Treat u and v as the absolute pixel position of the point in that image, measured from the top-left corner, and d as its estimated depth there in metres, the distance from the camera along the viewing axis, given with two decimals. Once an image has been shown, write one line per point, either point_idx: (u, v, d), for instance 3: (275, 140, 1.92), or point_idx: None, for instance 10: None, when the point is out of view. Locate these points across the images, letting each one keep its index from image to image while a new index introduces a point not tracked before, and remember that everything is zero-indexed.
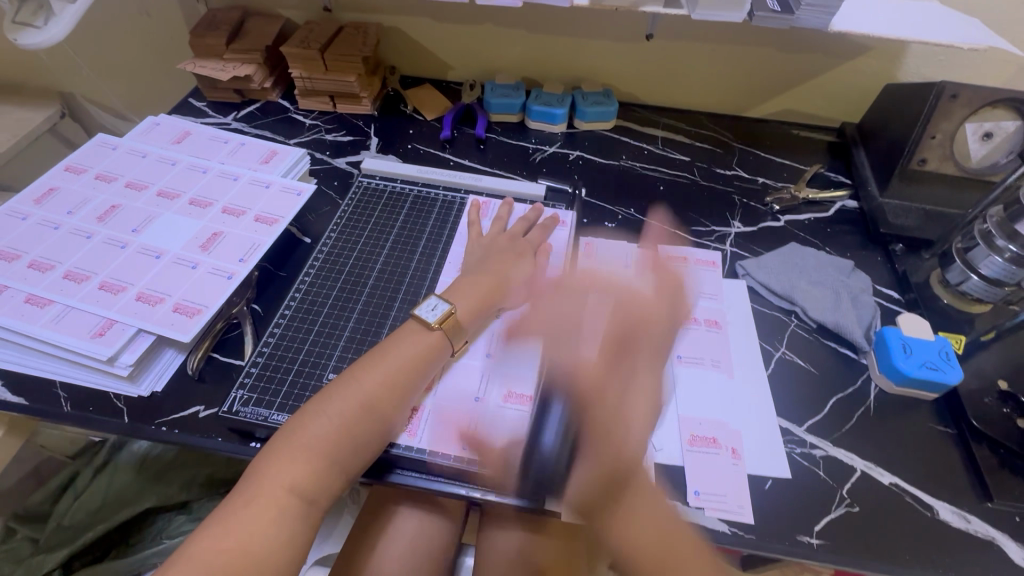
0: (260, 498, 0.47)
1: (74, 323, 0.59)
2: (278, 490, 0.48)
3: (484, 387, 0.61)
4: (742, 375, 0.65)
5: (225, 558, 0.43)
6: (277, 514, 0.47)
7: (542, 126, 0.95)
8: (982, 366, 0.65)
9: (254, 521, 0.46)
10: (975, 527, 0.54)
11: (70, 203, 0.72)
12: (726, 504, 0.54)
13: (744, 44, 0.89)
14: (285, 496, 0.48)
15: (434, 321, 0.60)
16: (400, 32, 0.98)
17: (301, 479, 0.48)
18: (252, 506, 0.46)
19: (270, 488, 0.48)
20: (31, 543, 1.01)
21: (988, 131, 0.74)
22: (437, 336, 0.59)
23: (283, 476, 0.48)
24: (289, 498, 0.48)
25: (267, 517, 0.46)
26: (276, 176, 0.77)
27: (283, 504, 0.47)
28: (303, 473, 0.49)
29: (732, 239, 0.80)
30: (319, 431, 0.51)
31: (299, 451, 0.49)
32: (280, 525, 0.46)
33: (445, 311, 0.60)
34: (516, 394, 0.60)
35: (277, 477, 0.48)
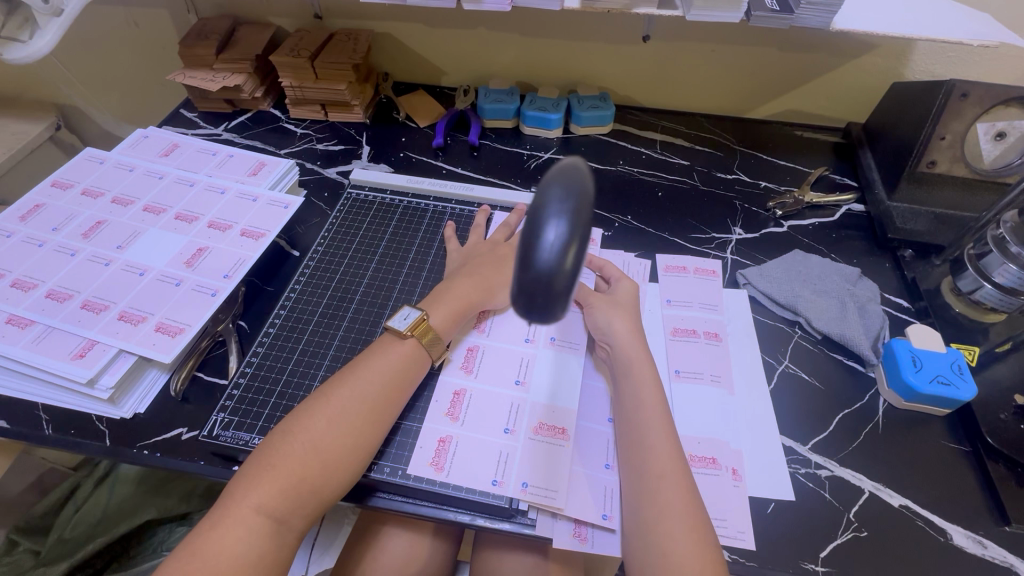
0: (227, 518, 0.45)
1: (54, 344, 0.58)
2: (245, 510, 0.46)
3: (489, 412, 0.58)
4: (743, 392, 0.62)
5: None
6: (245, 535, 0.45)
7: (537, 131, 0.93)
8: (998, 379, 0.62)
9: (220, 542, 0.44)
10: (992, 553, 0.51)
11: (56, 219, 0.71)
12: (727, 529, 0.52)
13: (744, 43, 0.86)
14: (251, 516, 0.46)
15: (406, 329, 0.58)
16: (392, 38, 0.96)
17: (267, 499, 0.46)
18: (219, 527, 0.45)
19: (237, 508, 0.46)
20: (32, 556, 0.99)
21: (1000, 131, 0.71)
22: (410, 344, 0.57)
23: (252, 495, 0.46)
24: (256, 519, 0.46)
25: (235, 536, 0.45)
26: (264, 188, 0.76)
27: (250, 524, 0.45)
28: (269, 493, 0.46)
29: (733, 246, 0.77)
30: (289, 450, 0.49)
31: (269, 469, 0.48)
32: (244, 546, 0.44)
33: (416, 318, 0.59)
34: (548, 426, 0.56)
35: (244, 497, 0.46)
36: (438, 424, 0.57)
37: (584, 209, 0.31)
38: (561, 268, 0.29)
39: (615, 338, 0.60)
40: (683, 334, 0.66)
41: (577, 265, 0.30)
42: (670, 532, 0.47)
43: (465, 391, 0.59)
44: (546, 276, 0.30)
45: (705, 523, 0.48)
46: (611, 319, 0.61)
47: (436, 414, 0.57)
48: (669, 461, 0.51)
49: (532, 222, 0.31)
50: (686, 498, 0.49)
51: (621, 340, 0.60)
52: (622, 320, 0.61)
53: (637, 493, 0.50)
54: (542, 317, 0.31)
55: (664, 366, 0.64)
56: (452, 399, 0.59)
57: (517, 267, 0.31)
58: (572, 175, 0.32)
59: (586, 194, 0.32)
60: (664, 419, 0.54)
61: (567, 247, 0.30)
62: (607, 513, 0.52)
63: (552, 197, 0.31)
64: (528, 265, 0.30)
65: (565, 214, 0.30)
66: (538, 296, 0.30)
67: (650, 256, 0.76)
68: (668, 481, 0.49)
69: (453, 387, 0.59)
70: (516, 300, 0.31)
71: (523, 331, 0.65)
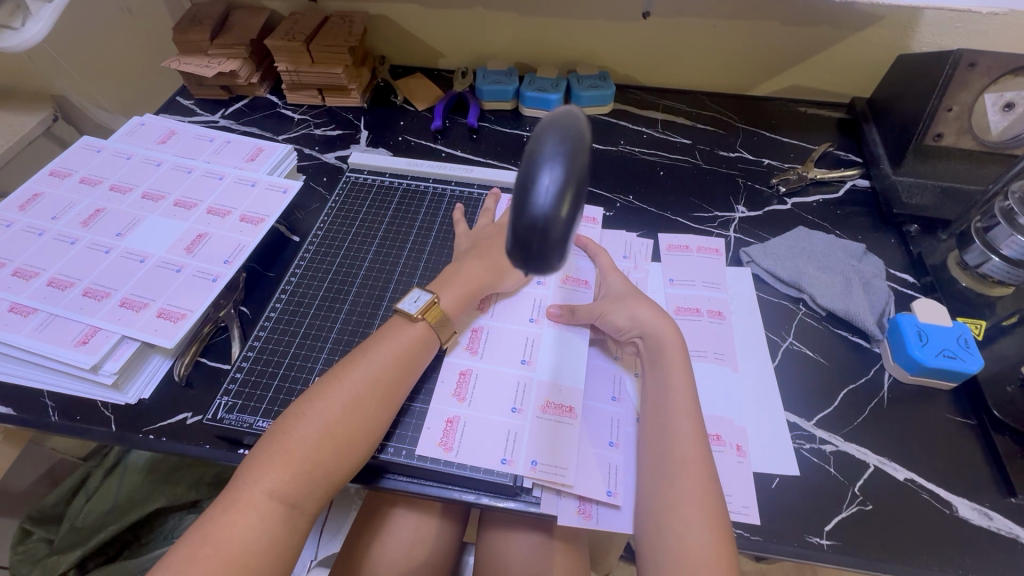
0: (240, 502, 0.45)
1: (57, 331, 0.58)
2: (258, 494, 0.46)
3: (495, 392, 0.58)
4: (747, 369, 0.62)
5: (206, 563, 0.42)
6: (257, 518, 0.45)
7: (537, 113, 0.92)
8: (1003, 353, 0.62)
9: (234, 525, 0.44)
10: (997, 524, 0.51)
11: (55, 207, 0.70)
12: (731, 505, 0.52)
13: (746, 18, 0.84)
14: (265, 500, 0.46)
15: (418, 312, 0.57)
16: (388, 20, 0.95)
17: (280, 483, 0.46)
18: (232, 511, 0.45)
19: (249, 492, 0.46)
20: (46, 544, 1.01)
21: (1009, 101, 0.69)
22: (421, 327, 0.57)
23: (263, 478, 0.46)
24: (269, 503, 0.46)
25: (246, 520, 0.45)
26: (262, 173, 0.75)
27: (264, 509, 0.45)
28: (282, 477, 0.46)
29: (737, 224, 0.77)
30: (299, 432, 0.48)
31: (280, 453, 0.47)
32: (258, 531, 0.44)
33: (427, 301, 0.58)
34: (555, 404, 0.56)
35: (258, 481, 0.46)
36: (445, 405, 0.57)
37: (581, 154, 0.31)
38: (556, 217, 0.30)
39: (622, 320, 0.59)
40: (687, 313, 0.66)
41: (572, 213, 0.30)
42: (688, 521, 0.47)
43: (471, 371, 0.59)
44: (541, 223, 0.30)
45: (722, 513, 0.48)
46: (618, 300, 0.61)
47: (443, 396, 0.57)
48: (692, 449, 0.50)
49: (527, 168, 0.30)
50: (706, 486, 0.48)
51: (651, 328, 0.58)
52: (643, 308, 0.59)
53: (657, 479, 0.50)
54: (538, 265, 0.31)
55: None
56: (458, 379, 0.59)
57: (512, 215, 0.31)
58: (568, 120, 0.32)
59: (583, 141, 0.31)
60: (691, 408, 0.53)
61: (562, 195, 0.30)
62: (611, 490, 0.52)
63: (547, 143, 0.30)
64: (523, 214, 0.30)
65: (560, 159, 0.30)
66: (531, 244, 0.30)
67: (653, 236, 0.75)
68: (690, 470, 0.49)
69: (459, 368, 0.59)
70: (513, 250, 0.32)
71: (528, 311, 0.64)
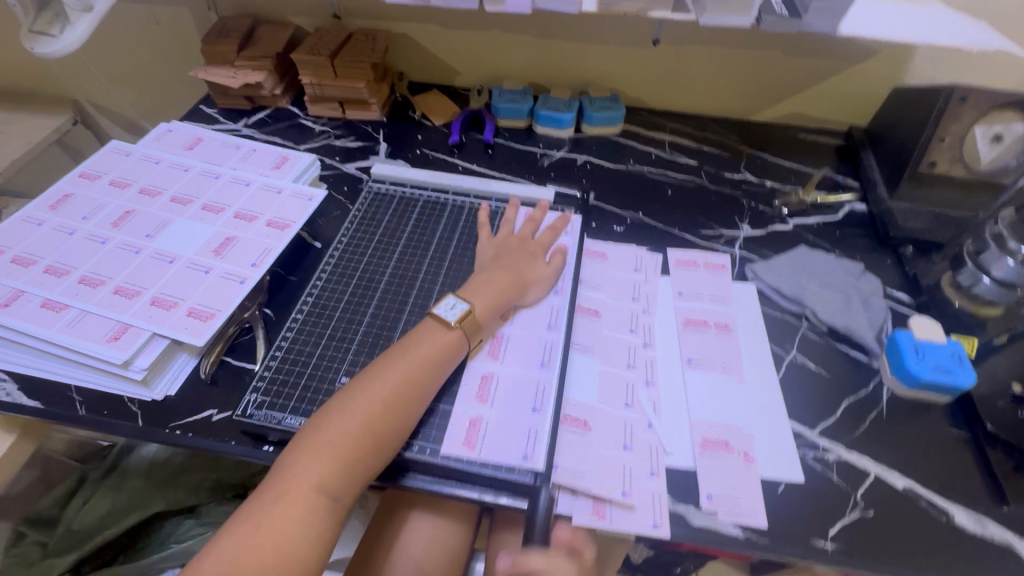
0: (286, 496, 0.47)
1: (89, 326, 0.60)
2: (305, 487, 0.47)
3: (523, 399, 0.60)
4: (753, 380, 0.64)
5: (256, 555, 0.44)
6: (304, 510, 0.47)
7: (550, 131, 0.96)
8: (995, 370, 0.65)
9: (281, 517, 0.46)
10: (992, 531, 0.54)
11: (85, 208, 0.72)
12: (739, 508, 0.54)
13: (751, 48, 0.89)
14: (311, 494, 0.47)
15: (453, 321, 0.60)
16: (408, 38, 0.99)
17: (327, 478, 0.48)
18: (279, 503, 0.46)
19: (296, 485, 0.47)
20: (40, 548, 1.01)
21: (997, 134, 0.74)
22: (456, 335, 0.60)
23: (311, 472, 0.48)
24: (315, 496, 0.47)
25: (295, 513, 0.46)
26: (288, 181, 0.78)
27: (310, 502, 0.47)
28: (329, 470, 0.48)
29: (741, 242, 0.80)
30: (345, 428, 0.50)
31: (326, 447, 0.49)
32: (306, 522, 0.46)
33: (463, 311, 0.61)
34: (573, 418, 0.59)
35: (303, 475, 0.48)
36: (468, 407, 0.59)
37: None
38: None
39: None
40: (695, 325, 0.69)
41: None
42: None
43: (492, 375, 0.61)
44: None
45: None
46: None
47: (466, 398, 0.59)
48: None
49: None
50: None
51: None
52: None
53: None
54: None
55: (677, 355, 0.66)
56: (480, 382, 0.61)
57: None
58: None
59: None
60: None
61: None
62: (625, 491, 0.54)
63: None
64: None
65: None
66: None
67: (661, 251, 0.78)
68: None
69: (480, 371, 0.62)
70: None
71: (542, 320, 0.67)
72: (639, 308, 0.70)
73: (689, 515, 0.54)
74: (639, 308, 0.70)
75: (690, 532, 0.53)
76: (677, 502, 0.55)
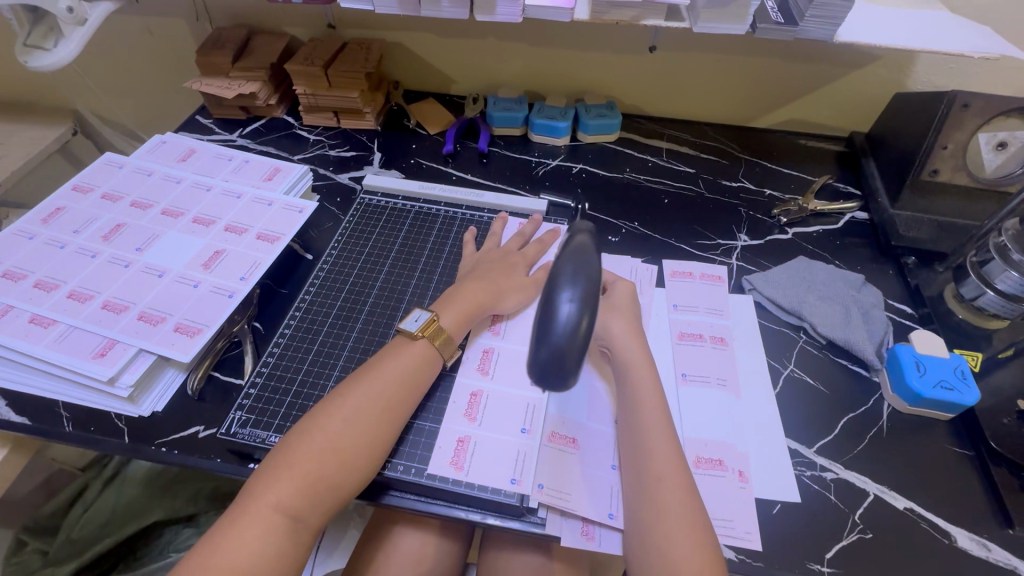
0: (245, 517, 0.46)
1: (76, 342, 0.60)
2: (263, 508, 0.47)
3: (519, 417, 0.59)
4: (749, 396, 0.63)
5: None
6: (263, 532, 0.46)
7: (545, 139, 0.95)
8: (1000, 385, 0.63)
9: (239, 538, 0.45)
10: (996, 556, 0.52)
11: (77, 222, 0.72)
12: (732, 530, 0.53)
13: (748, 54, 0.88)
14: (269, 514, 0.47)
15: (417, 330, 0.59)
16: (403, 47, 0.98)
17: (285, 497, 0.47)
18: (238, 525, 0.46)
19: (256, 506, 0.47)
20: (41, 556, 1.00)
21: (1002, 141, 0.72)
22: (423, 346, 0.59)
23: (269, 493, 0.47)
24: (274, 516, 0.47)
25: (252, 534, 0.46)
26: (278, 193, 0.77)
27: (269, 522, 0.46)
28: (288, 491, 0.48)
29: (738, 252, 0.79)
30: (307, 449, 0.50)
31: (286, 467, 0.49)
32: (264, 543, 0.45)
33: (427, 319, 0.60)
34: (559, 434, 0.58)
35: (263, 495, 0.47)
36: (457, 424, 0.58)
37: (592, 286, 0.40)
38: (576, 334, 0.38)
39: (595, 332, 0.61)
40: (690, 339, 0.67)
41: (584, 342, 0.38)
42: (671, 535, 0.48)
43: (482, 393, 0.60)
44: (560, 351, 0.38)
45: (703, 523, 0.49)
46: (607, 322, 0.61)
47: (455, 415, 0.58)
48: (668, 462, 0.51)
49: (550, 299, 0.39)
50: (688, 506, 0.49)
51: (623, 343, 0.60)
52: (622, 323, 0.61)
53: (637, 496, 0.51)
54: (554, 387, 0.39)
55: (671, 369, 0.65)
56: (470, 399, 0.60)
57: (535, 344, 0.39)
58: (581, 258, 0.41)
59: (594, 274, 0.40)
60: (665, 421, 0.54)
61: (579, 315, 0.38)
62: (613, 512, 0.53)
63: (564, 274, 0.40)
64: (545, 342, 0.38)
65: (577, 285, 0.39)
66: (560, 364, 0.38)
67: (657, 262, 0.77)
68: (666, 483, 0.50)
69: (471, 388, 0.61)
70: (533, 371, 0.39)
71: None
72: None
73: None
74: None
75: None
76: None
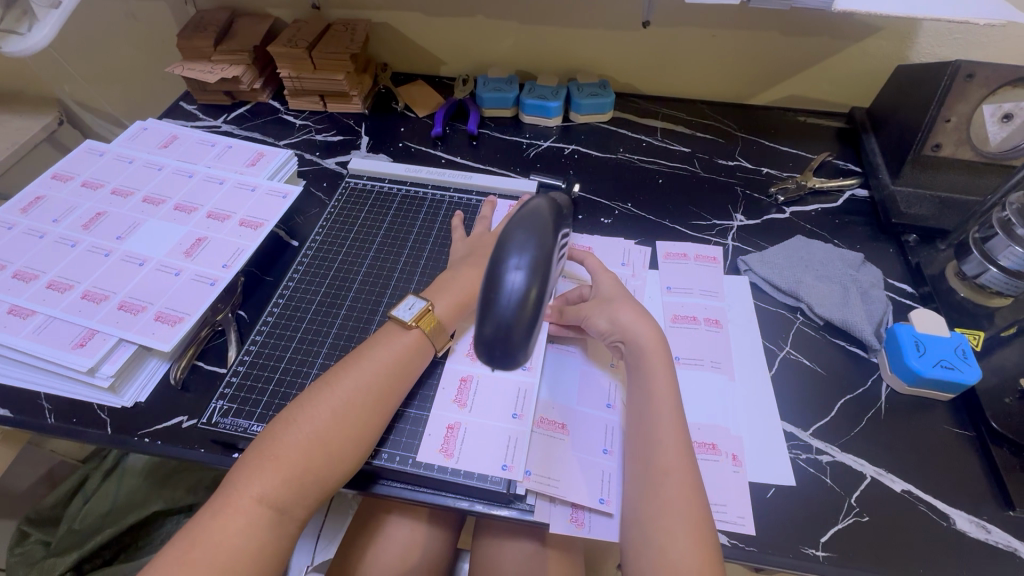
0: (229, 509, 0.45)
1: (56, 333, 0.59)
2: (247, 500, 0.46)
3: (517, 402, 0.57)
4: (744, 378, 0.61)
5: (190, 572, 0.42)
6: (246, 525, 0.45)
7: (537, 120, 0.92)
8: (1003, 364, 0.62)
9: (221, 530, 0.44)
10: (995, 538, 0.51)
11: (56, 211, 0.71)
12: (725, 514, 0.52)
13: (745, 28, 0.85)
14: (254, 507, 0.46)
15: (411, 320, 0.57)
16: (390, 27, 0.95)
17: (269, 489, 0.46)
18: (222, 516, 0.45)
19: (239, 498, 0.46)
20: (43, 546, 1.00)
21: (1008, 112, 0.69)
22: (414, 334, 0.57)
23: (254, 484, 0.46)
24: (258, 508, 0.46)
25: (235, 526, 0.45)
26: (262, 178, 0.76)
27: (252, 514, 0.45)
28: (273, 482, 0.46)
29: (734, 233, 0.77)
30: (292, 440, 0.48)
31: (272, 458, 0.47)
32: (246, 536, 0.44)
33: (421, 309, 0.58)
34: (548, 419, 0.57)
35: (246, 487, 0.46)
36: (446, 411, 0.57)
37: (540, 251, 0.39)
38: (523, 306, 0.37)
39: (604, 323, 0.58)
40: (684, 321, 0.66)
41: (532, 314, 0.37)
42: (669, 528, 0.46)
43: (472, 377, 0.59)
44: (505, 325, 0.37)
45: (704, 518, 0.47)
46: (604, 308, 0.59)
47: (444, 401, 0.57)
48: (673, 451, 0.50)
49: (496, 270, 0.38)
50: (689, 496, 0.48)
51: (634, 332, 0.57)
52: (627, 311, 0.58)
53: (639, 488, 0.49)
54: (504, 363, 0.38)
55: None
56: (459, 385, 0.59)
57: (480, 320, 0.38)
58: (532, 224, 0.40)
59: (547, 240, 0.39)
60: (676, 412, 0.52)
61: (527, 285, 0.37)
62: (603, 498, 0.52)
63: (513, 242, 0.39)
64: (490, 318, 0.37)
65: (526, 253, 0.39)
66: (506, 338, 0.37)
67: (650, 244, 0.75)
68: (670, 474, 0.49)
69: (460, 373, 0.60)
70: (481, 350, 0.38)
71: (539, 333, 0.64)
72: None
73: None
74: None
75: None
76: None
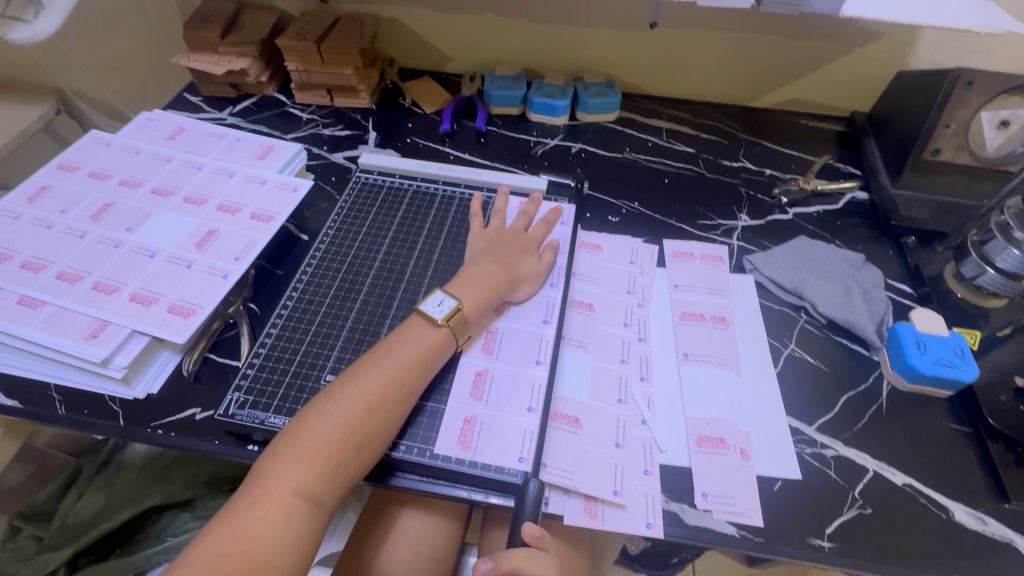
0: (263, 501, 0.45)
1: (66, 324, 0.58)
2: (281, 493, 0.46)
3: (531, 396, 0.58)
4: (750, 374, 0.63)
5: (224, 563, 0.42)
6: (280, 517, 0.45)
7: (544, 118, 0.93)
8: (998, 363, 0.64)
9: (256, 523, 0.44)
10: (992, 529, 0.53)
11: (64, 201, 0.70)
12: (734, 507, 0.53)
13: (750, 31, 0.86)
14: (288, 499, 0.46)
15: (441, 318, 0.58)
16: (398, 23, 0.96)
17: (304, 482, 0.47)
18: (255, 509, 0.45)
19: (272, 491, 0.46)
20: (36, 542, 0.99)
21: (1004, 119, 0.72)
22: (438, 330, 0.58)
23: (288, 478, 0.47)
24: (293, 500, 0.46)
25: (270, 519, 0.45)
26: (273, 171, 0.76)
27: (287, 507, 0.46)
28: (307, 474, 0.47)
29: (739, 233, 0.78)
30: (324, 433, 0.49)
31: (304, 451, 0.48)
32: (280, 529, 0.45)
33: (452, 308, 0.58)
34: (563, 414, 0.58)
35: (280, 479, 0.47)
36: (463, 405, 0.57)
37: None
38: None
39: None
40: (691, 318, 0.67)
41: None
42: None
43: (487, 372, 0.60)
44: None
45: None
46: None
47: (460, 395, 0.58)
48: None
49: None
50: None
51: None
52: None
53: None
54: None
55: (673, 349, 0.65)
56: (474, 379, 0.59)
57: None
58: None
59: None
60: None
61: None
62: (617, 489, 0.53)
63: None
64: None
65: None
66: None
67: (657, 242, 0.76)
68: None
69: (475, 368, 0.60)
70: None
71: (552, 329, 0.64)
72: (634, 301, 0.68)
73: (683, 514, 0.53)
74: (634, 302, 0.68)
75: (684, 531, 0.52)
76: (671, 501, 0.54)
